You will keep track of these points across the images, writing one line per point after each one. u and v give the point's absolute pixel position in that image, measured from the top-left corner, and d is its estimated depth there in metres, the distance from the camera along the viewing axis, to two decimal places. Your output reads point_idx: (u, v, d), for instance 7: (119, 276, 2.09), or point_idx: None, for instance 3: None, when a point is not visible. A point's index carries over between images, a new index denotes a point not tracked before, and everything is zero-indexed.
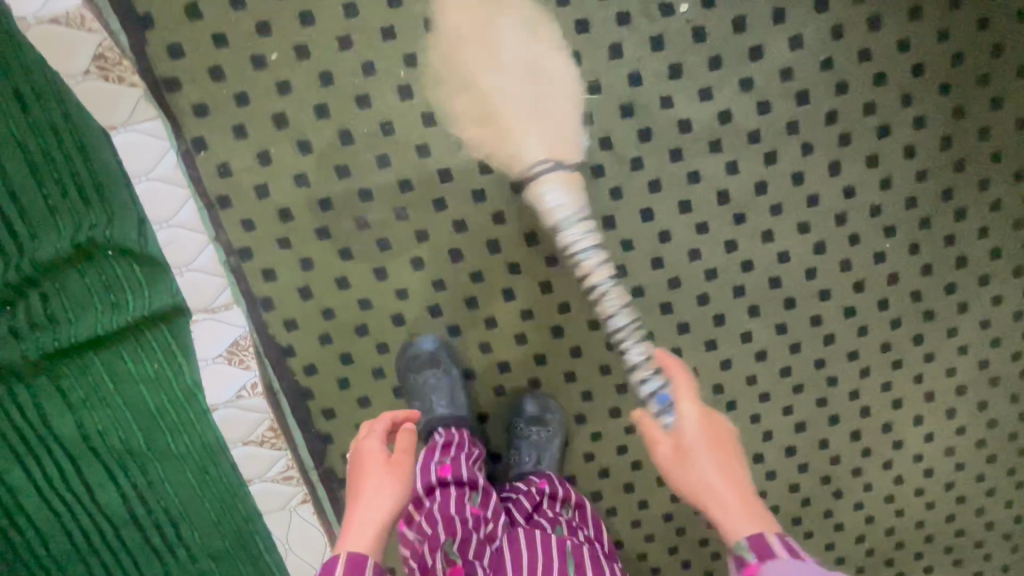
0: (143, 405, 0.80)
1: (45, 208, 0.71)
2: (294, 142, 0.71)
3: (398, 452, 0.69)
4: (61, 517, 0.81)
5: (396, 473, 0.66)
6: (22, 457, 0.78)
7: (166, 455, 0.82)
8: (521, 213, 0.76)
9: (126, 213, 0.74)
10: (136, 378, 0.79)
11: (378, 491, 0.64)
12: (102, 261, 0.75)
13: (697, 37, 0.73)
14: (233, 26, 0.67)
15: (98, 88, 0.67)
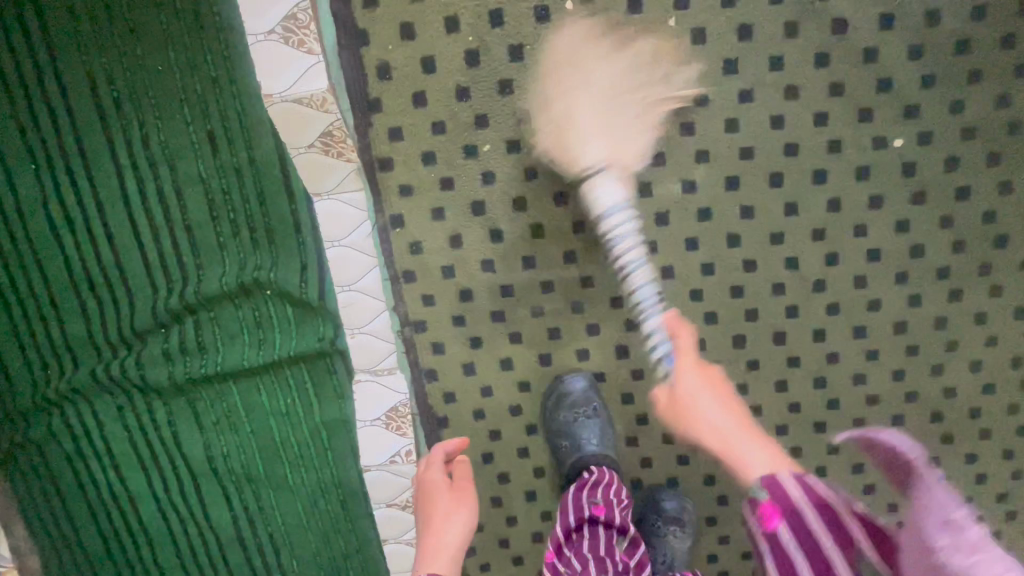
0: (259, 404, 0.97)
1: (204, 239, 0.87)
2: (487, 229, 0.73)
3: (459, 478, 0.75)
4: (209, 478, 1.01)
5: (462, 500, 0.72)
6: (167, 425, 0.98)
7: (274, 446, 1.00)
8: (693, 319, 0.77)
9: None
10: (267, 394, 0.96)
11: (452, 520, 0.71)
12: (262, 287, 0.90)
13: (905, 171, 0.71)
14: (452, 116, 0.68)
15: (316, 160, 0.69)
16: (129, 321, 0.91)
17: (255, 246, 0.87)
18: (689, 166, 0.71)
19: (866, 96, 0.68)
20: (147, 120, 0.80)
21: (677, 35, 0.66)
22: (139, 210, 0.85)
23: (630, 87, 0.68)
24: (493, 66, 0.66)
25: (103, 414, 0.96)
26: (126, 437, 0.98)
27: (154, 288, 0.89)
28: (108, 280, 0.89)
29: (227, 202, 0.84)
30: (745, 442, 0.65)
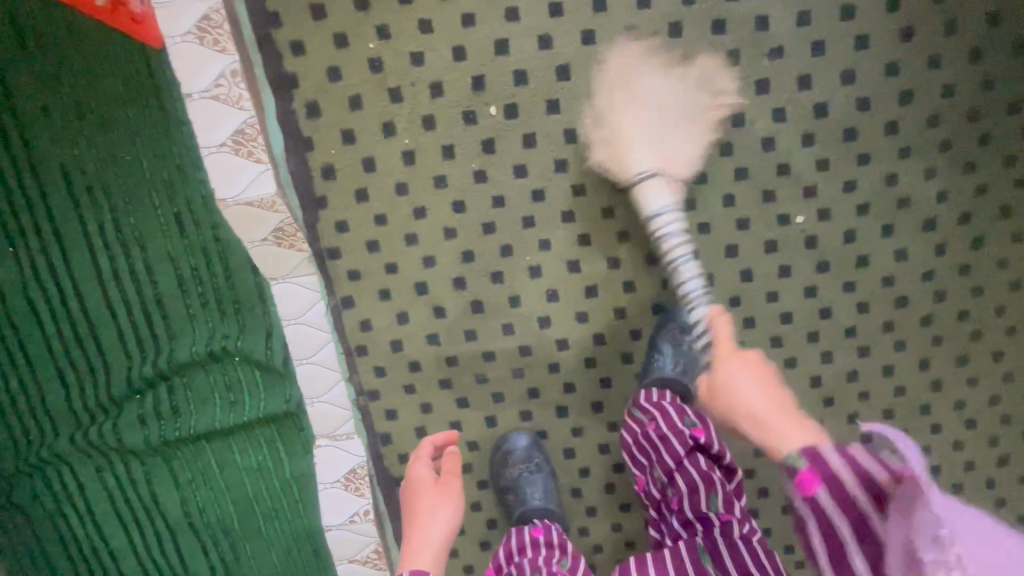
0: (232, 461, 1.02)
1: (175, 309, 0.92)
2: (431, 306, 0.79)
3: (445, 472, 0.80)
4: (186, 530, 1.06)
5: (446, 496, 0.78)
6: (144, 482, 1.03)
7: (246, 500, 1.04)
8: (626, 380, 0.83)
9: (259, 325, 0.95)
10: (240, 451, 1.02)
11: (435, 517, 0.77)
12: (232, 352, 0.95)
13: (808, 243, 0.78)
14: (393, 207, 0.75)
15: (270, 250, 0.75)
16: (106, 388, 0.96)
17: (223, 316, 0.93)
18: (613, 244, 0.77)
19: (769, 178, 0.75)
20: (115, 205, 0.85)
21: (592, 131, 0.73)
22: (112, 288, 0.90)
23: (554, 177, 0.75)
24: (427, 163, 0.73)
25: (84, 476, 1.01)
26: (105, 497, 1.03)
27: (129, 357, 0.95)
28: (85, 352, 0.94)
29: (196, 277, 0.90)
30: (787, 420, 0.62)
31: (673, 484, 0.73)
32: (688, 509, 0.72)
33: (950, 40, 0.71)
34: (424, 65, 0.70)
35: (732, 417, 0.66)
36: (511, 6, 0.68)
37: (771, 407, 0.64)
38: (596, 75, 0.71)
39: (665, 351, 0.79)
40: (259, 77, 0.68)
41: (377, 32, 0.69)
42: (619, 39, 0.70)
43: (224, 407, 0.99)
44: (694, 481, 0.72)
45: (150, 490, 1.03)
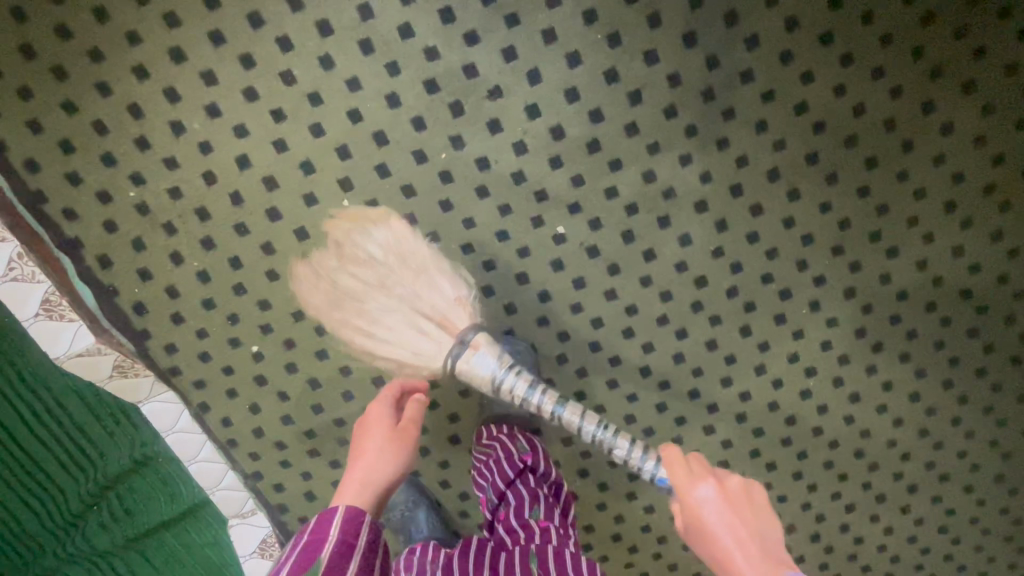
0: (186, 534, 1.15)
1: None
2: (275, 393, 0.87)
3: (405, 420, 0.77)
4: None
5: (398, 447, 0.74)
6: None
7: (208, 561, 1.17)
8: (471, 410, 0.90)
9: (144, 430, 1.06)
10: (190, 532, 1.15)
11: (380, 463, 0.72)
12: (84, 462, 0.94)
13: (591, 253, 0.81)
14: (208, 321, 0.82)
15: (122, 382, 0.85)
16: (51, 516, 1.05)
17: (136, 431, 1.06)
18: None
19: (531, 206, 0.78)
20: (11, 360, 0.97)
21: (354, 210, 0.78)
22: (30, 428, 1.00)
23: (336, 258, 0.80)
24: (222, 277, 0.80)
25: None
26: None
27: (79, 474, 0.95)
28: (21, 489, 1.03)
29: (101, 402, 1.03)
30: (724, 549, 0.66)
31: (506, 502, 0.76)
32: (512, 519, 0.74)
33: (658, 32, 0.71)
34: (184, 197, 0.76)
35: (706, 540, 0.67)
36: (238, 124, 0.74)
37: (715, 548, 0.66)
38: (338, 160, 0.76)
39: (492, 386, 0.85)
40: (49, 246, 0.76)
41: (131, 179, 0.75)
42: (345, 124, 0.74)
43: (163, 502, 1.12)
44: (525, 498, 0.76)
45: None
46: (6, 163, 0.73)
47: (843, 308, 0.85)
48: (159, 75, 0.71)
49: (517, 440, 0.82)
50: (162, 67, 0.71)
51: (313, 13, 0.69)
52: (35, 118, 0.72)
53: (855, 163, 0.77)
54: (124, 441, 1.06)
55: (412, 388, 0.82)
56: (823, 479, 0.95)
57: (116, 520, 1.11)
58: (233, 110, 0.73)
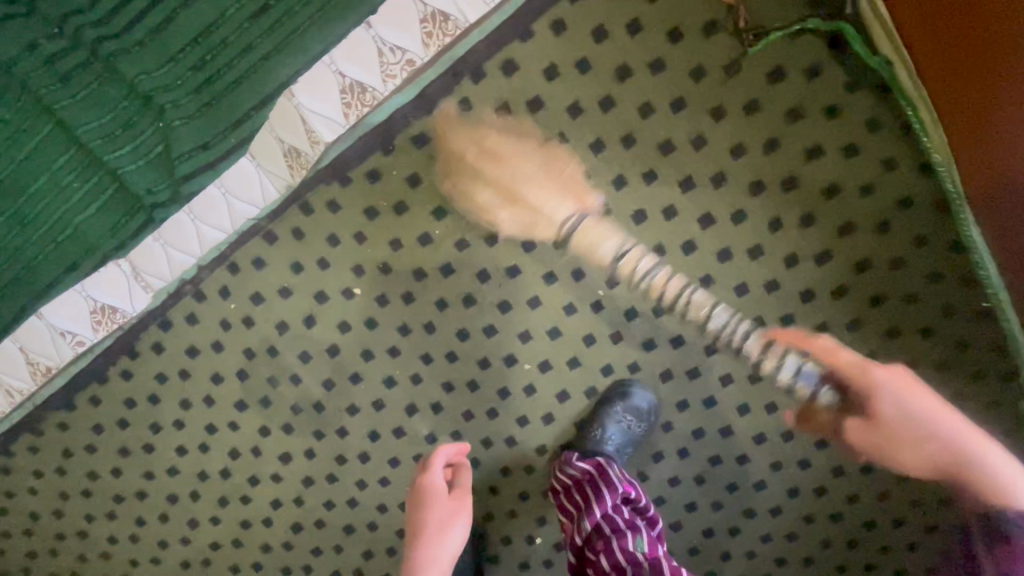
0: (31, 182, 0.71)
1: None
2: (308, 312, 0.80)
3: (456, 488, 0.80)
4: None
5: (457, 506, 0.78)
6: None
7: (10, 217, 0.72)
8: (343, 492, 0.90)
9: (206, 118, 0.68)
10: (29, 193, 0.71)
11: (450, 525, 0.75)
12: (214, 67, 0.66)
13: (520, 565, 0.92)
14: (376, 243, 0.77)
15: (273, 147, 0.72)
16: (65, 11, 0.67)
17: (192, 90, 0.68)
18: (444, 430, 0.86)
19: (552, 514, 0.90)
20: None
21: (522, 375, 0.82)
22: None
23: (471, 363, 0.82)
24: (428, 257, 0.77)
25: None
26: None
27: (183, 64, 0.67)
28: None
29: (222, 42, 0.66)
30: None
31: (595, 535, 0.71)
32: (615, 520, 0.71)
33: None
34: (506, 220, 0.75)
35: None
36: (584, 269, 0.77)
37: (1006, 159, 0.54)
38: (566, 359, 0.81)
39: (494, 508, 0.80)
40: (421, 79, 0.69)
41: (511, 170, 0.73)
42: (598, 362, 0.81)
43: (80, 148, 0.71)
44: (613, 531, 0.70)
45: None
46: (503, 42, 0.68)
47: None
48: (617, 198, 0.74)
49: (606, 472, 0.76)
50: (625, 201, 0.74)
51: (687, 331, 0.79)
52: (558, 75, 0.69)
53: None
54: (164, 75, 0.68)
55: (453, 451, 0.82)
56: None
57: (11, 72, 0.69)
58: (595, 266, 0.76)
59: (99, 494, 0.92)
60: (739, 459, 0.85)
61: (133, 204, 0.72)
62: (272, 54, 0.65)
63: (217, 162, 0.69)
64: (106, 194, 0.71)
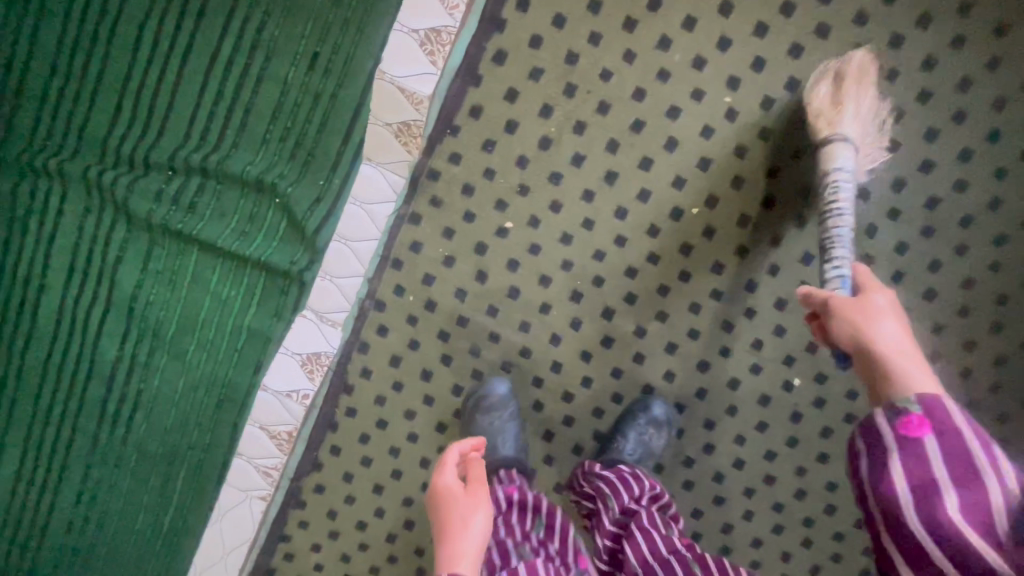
0: (201, 312, 0.78)
1: (281, 30, 0.70)
2: (476, 269, 0.83)
3: (471, 480, 0.72)
4: (94, 341, 0.75)
5: (476, 500, 0.69)
6: (81, 273, 0.72)
7: (205, 348, 0.80)
8: (584, 428, 0.88)
9: (313, 172, 0.76)
10: (204, 322, 0.79)
11: (875, 319, 0.55)
12: (302, 126, 0.74)
13: (793, 418, 0.86)
14: (506, 172, 0.80)
15: (384, 136, 0.79)
16: (152, 146, 0.72)
17: (291, 156, 0.75)
18: (649, 317, 0.84)
19: (795, 348, 0.83)
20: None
21: (694, 222, 0.80)
22: (202, 65, 0.70)
23: (642, 236, 0.81)
24: (557, 157, 0.80)
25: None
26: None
27: (271, 142, 0.75)
28: (87, 106, 0.69)
29: (296, 101, 0.73)
30: (909, 359, 0.52)
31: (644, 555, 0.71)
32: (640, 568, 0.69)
33: (987, 338, 0.82)
34: (607, 85, 0.77)
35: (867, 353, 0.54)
36: (701, 88, 0.77)
37: (898, 333, 0.54)
38: (727, 183, 0.79)
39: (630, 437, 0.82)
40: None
41: (589, 36, 0.76)
42: (760, 169, 0.79)
43: (226, 259, 0.76)
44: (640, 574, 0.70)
45: (67, 285, 0.72)
46: None
47: None
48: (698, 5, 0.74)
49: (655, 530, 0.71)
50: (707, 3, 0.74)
51: None
52: None
53: None
54: (264, 158, 0.74)
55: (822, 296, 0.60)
56: None
57: (137, 227, 0.72)
58: (709, 78, 0.76)
59: (374, 542, 0.94)
60: (958, 188, 0.77)
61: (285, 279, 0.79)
62: (338, 90, 0.73)
63: (333, 207, 0.79)
64: (261, 286, 0.78)
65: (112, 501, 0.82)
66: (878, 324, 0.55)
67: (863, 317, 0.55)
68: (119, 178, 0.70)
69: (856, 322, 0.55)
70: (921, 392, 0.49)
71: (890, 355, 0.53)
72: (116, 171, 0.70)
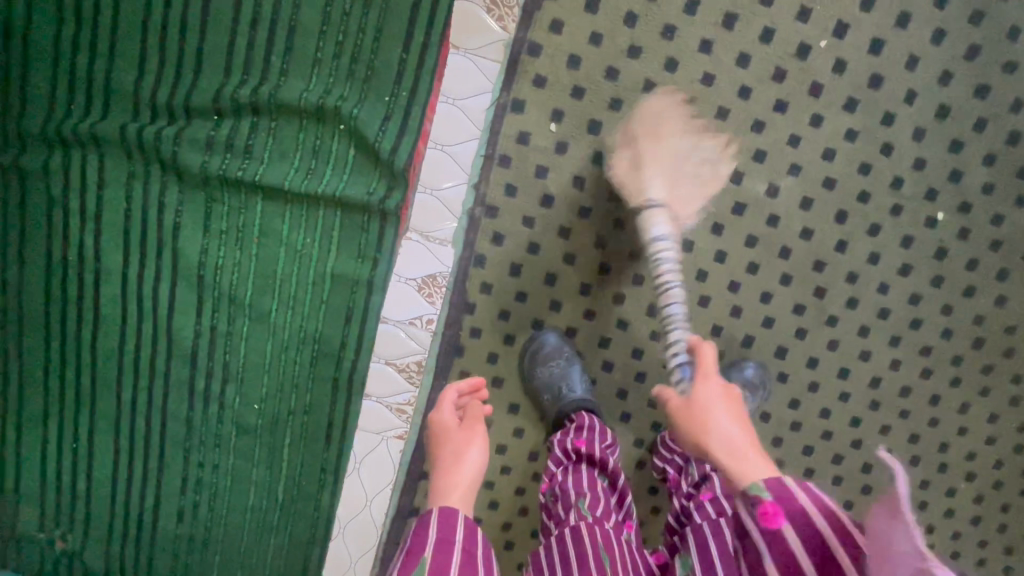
0: (275, 264, 0.78)
1: None
2: (592, 150, 0.77)
3: (468, 417, 0.75)
4: (183, 308, 0.79)
5: (473, 435, 0.71)
6: (158, 243, 0.76)
7: (286, 303, 0.79)
8: (722, 306, 0.84)
9: (381, 82, 0.73)
10: (281, 274, 0.78)
11: (716, 413, 0.57)
12: (357, 36, 0.71)
13: (937, 254, 0.82)
14: (615, 33, 0.73)
15: (475, 15, 0.72)
16: (192, 97, 0.72)
17: (348, 73, 0.72)
18: (781, 173, 0.79)
19: (938, 179, 0.79)
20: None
21: (823, 58, 0.74)
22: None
23: (767, 84, 0.75)
24: (668, 8, 0.72)
25: (23, 209, 0.74)
26: (51, 246, 0.75)
27: (317, 66, 0.72)
28: (127, 48, 0.70)
29: (344, 11, 0.70)
30: (746, 444, 0.54)
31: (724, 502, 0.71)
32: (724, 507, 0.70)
33: None
34: None
35: (697, 448, 0.56)
36: None
37: (738, 430, 0.55)
38: (855, 7, 0.73)
39: None
40: None
41: None
42: None
43: (291, 200, 0.75)
44: None
45: (148, 258, 0.77)
46: None
47: None
48: None
49: None
50: None
51: None
52: None
53: None
54: (321, 80, 0.72)
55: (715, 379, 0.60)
56: None
57: (196, 187, 0.75)
58: None
59: (516, 464, 0.91)
60: None
61: (365, 213, 0.76)
62: None
63: (405, 121, 0.73)
64: (338, 222, 0.76)
65: (220, 475, 0.85)
66: (719, 421, 0.56)
67: (698, 415, 0.58)
68: (168, 141, 0.72)
69: (698, 418, 0.58)
70: (767, 478, 0.49)
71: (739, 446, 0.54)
72: (163, 137, 0.72)
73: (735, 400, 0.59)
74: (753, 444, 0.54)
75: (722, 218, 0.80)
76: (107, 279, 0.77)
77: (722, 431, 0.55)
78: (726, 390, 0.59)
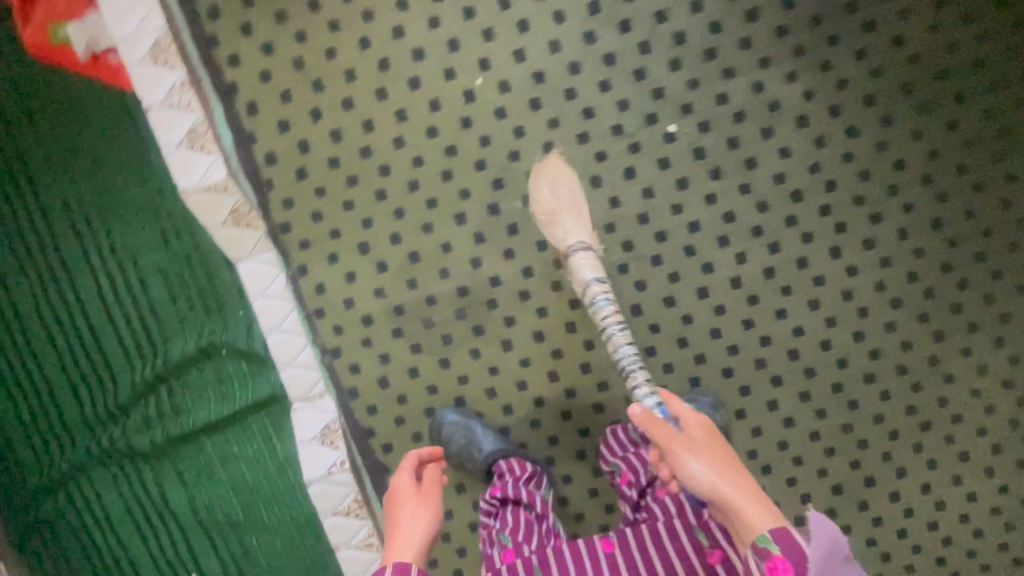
0: (240, 476, 0.93)
1: (140, 226, 0.89)
2: (374, 263, 0.90)
3: (426, 482, 0.76)
4: (197, 549, 0.94)
5: (427, 504, 0.71)
6: (156, 511, 0.93)
7: (265, 500, 0.93)
8: (559, 306, 0.91)
9: (232, 308, 0.91)
10: (248, 481, 0.93)
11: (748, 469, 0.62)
12: (197, 289, 0.90)
13: (697, 155, 0.87)
14: (330, 179, 0.88)
15: (231, 233, 0.88)
16: (120, 396, 0.91)
17: (206, 314, 0.90)
18: (523, 184, 0.88)
19: (647, 105, 0.86)
20: (91, 214, 0.88)
21: (487, 89, 0.85)
22: (102, 307, 0.90)
23: (462, 133, 0.86)
24: (352, 138, 0.87)
25: (55, 543, 0.93)
26: (89, 559, 0.94)
27: (183, 324, 0.90)
28: (62, 393, 0.91)
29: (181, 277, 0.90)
30: (740, 488, 0.60)
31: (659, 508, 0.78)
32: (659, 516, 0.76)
33: None
34: (337, 57, 0.85)
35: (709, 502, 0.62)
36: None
37: (716, 478, 0.61)
38: (482, 42, 0.84)
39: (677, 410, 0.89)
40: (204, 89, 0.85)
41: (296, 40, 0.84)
42: (494, 10, 0.84)
43: (223, 424, 0.92)
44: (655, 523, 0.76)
45: (155, 526, 0.93)
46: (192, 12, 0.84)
47: (933, 243, 0.88)
48: None
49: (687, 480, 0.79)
50: None
51: None
52: None
53: (944, 96, 0.85)
54: (192, 331, 0.90)
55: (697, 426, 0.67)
56: (905, 426, 0.92)
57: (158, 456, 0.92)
58: None
59: None
60: None
61: (277, 399, 0.92)
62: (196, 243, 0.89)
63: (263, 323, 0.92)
64: (266, 420, 0.93)
65: None
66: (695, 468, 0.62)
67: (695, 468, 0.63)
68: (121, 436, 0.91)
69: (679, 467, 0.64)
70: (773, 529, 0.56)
71: (739, 500, 0.59)
72: (117, 436, 0.91)
73: (708, 440, 0.65)
74: (753, 494, 0.59)
75: (505, 244, 0.89)
76: (137, 559, 0.94)
77: (726, 483, 0.60)
78: (702, 438, 0.64)
